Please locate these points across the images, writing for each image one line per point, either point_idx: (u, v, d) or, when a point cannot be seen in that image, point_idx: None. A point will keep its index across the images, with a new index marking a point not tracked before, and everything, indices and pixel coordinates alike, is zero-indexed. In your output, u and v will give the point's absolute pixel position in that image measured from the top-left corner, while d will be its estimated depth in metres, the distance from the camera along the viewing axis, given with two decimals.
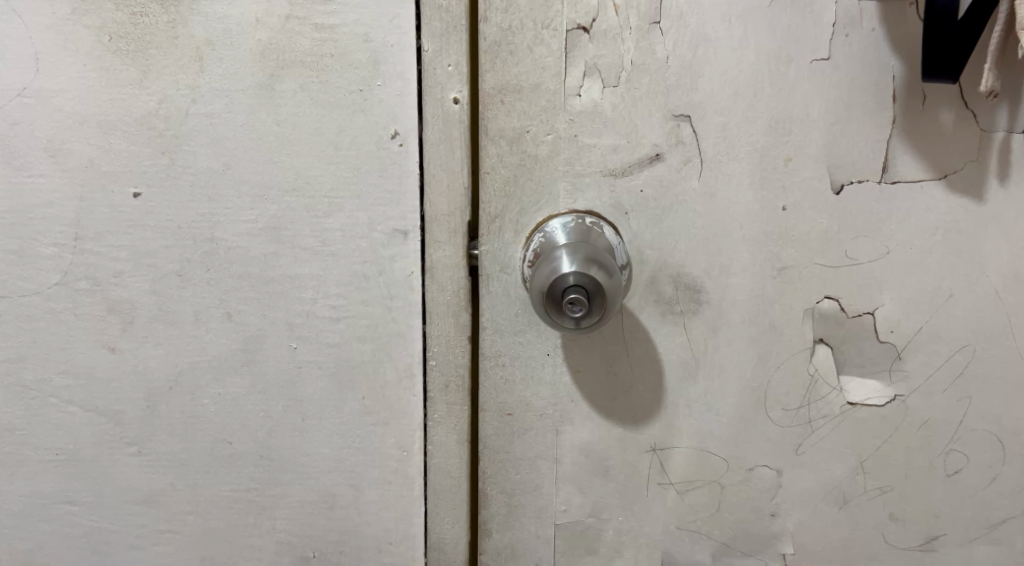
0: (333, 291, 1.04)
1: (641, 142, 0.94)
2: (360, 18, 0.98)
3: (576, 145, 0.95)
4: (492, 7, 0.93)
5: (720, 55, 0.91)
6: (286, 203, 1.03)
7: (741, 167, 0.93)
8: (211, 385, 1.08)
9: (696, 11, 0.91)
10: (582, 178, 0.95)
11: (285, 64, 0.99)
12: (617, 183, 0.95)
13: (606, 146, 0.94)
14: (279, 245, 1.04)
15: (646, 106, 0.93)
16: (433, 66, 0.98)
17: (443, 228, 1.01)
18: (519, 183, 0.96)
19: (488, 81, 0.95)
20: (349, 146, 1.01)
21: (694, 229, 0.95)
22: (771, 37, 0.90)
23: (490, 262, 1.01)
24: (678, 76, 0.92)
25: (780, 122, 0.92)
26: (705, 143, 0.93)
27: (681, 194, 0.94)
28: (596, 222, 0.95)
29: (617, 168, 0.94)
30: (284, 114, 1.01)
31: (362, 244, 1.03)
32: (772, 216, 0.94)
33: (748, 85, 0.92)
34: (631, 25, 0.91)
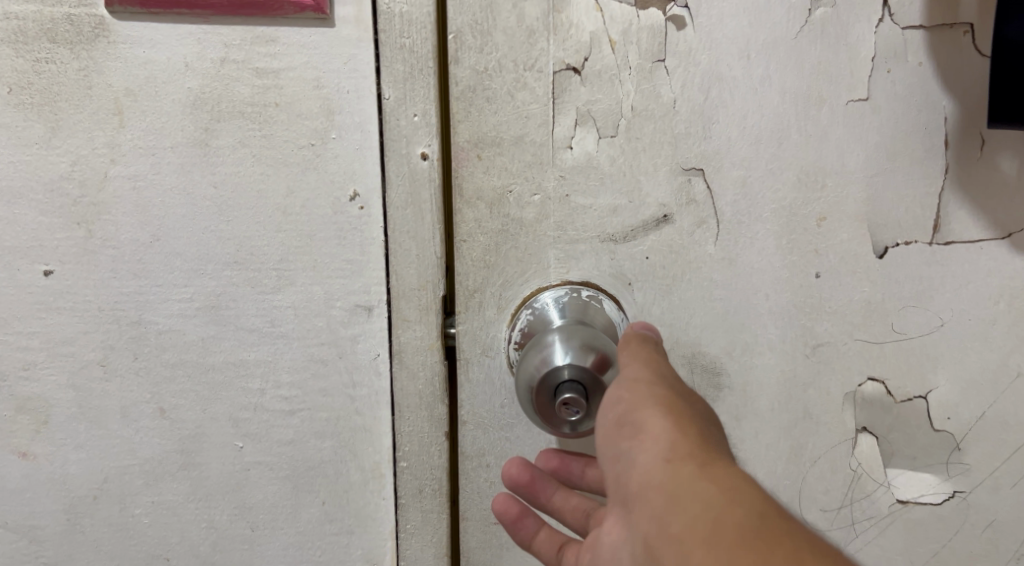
0: (285, 380, 0.89)
1: (646, 202, 0.84)
2: (309, 61, 0.84)
3: (568, 207, 0.84)
4: (464, 47, 0.82)
5: (738, 98, 0.82)
6: (227, 278, 0.87)
7: (766, 228, 0.83)
8: (143, 493, 0.92)
9: (708, 48, 0.81)
10: (578, 246, 0.85)
11: (222, 115, 0.84)
12: (617, 249, 0.84)
13: (603, 208, 0.84)
14: (220, 327, 0.88)
15: (650, 159, 0.83)
16: (396, 117, 0.84)
17: (413, 305, 0.87)
18: (501, 252, 0.85)
19: (461, 133, 0.84)
20: (299, 210, 0.86)
21: (711, 301, 0.85)
22: (799, 76, 0.82)
23: (469, 346, 0.87)
24: (687, 122, 0.82)
25: (812, 174, 0.83)
26: (721, 201, 0.83)
27: (693, 260, 0.84)
28: (595, 294, 0.85)
29: (619, 233, 0.84)
30: (221, 174, 0.85)
31: (319, 323, 0.88)
32: (803, 285, 0.84)
33: (771, 132, 0.82)
34: (631, 65, 0.82)
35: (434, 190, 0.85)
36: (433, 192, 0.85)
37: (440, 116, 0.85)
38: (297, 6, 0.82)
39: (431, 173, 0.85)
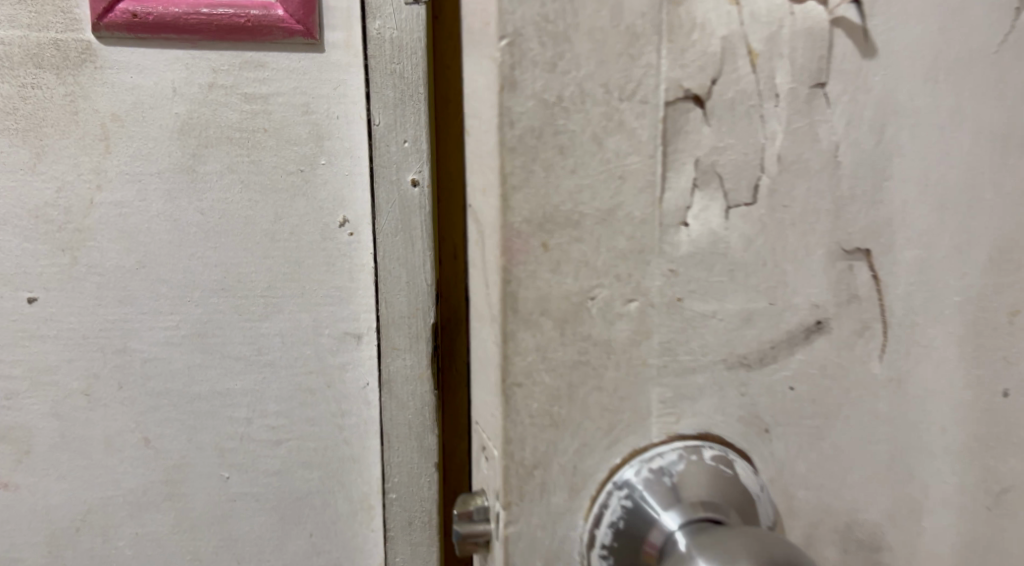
0: (272, 409, 0.88)
1: (792, 305, 0.64)
2: (298, 86, 0.83)
3: (681, 318, 0.63)
4: (527, 59, 0.59)
5: (923, 136, 0.64)
6: (214, 304, 0.86)
7: (951, 333, 0.67)
8: (127, 525, 0.89)
9: (885, 68, 0.63)
10: (690, 381, 0.64)
11: (209, 141, 0.83)
12: (750, 378, 0.64)
13: (731, 316, 0.64)
14: (206, 354, 0.87)
15: (799, 237, 0.64)
16: (386, 143, 0.84)
17: (403, 333, 0.87)
18: (578, 396, 0.62)
19: (515, 212, 0.60)
20: (288, 236, 0.85)
21: (875, 451, 0.67)
22: (999, 107, 0.65)
23: (523, 560, 0.63)
24: (855, 179, 0.64)
25: (1007, 253, 0.67)
26: (895, 295, 0.65)
27: (859, 388, 0.66)
28: (722, 455, 0.64)
29: (754, 358, 0.64)
30: (209, 201, 0.84)
31: (306, 351, 0.87)
32: (993, 408, 0.68)
33: (961, 186, 0.65)
34: (777, 90, 0.62)
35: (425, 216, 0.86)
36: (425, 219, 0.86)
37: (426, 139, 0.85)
38: (286, 31, 0.82)
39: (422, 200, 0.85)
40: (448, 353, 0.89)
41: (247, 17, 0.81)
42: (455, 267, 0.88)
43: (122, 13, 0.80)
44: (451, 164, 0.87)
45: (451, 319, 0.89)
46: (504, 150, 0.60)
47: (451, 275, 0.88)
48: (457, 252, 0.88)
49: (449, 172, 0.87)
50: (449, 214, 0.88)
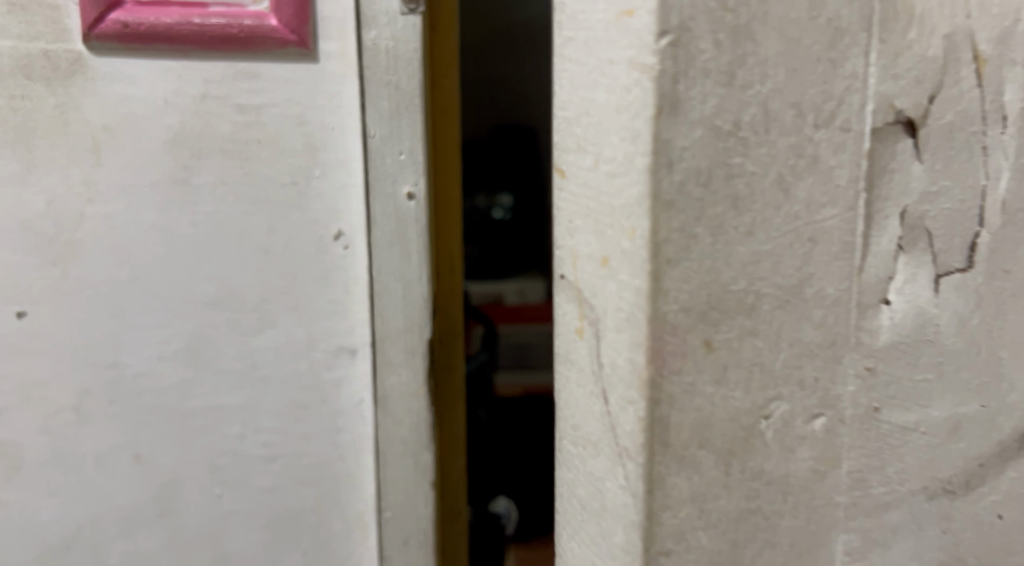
0: (265, 425, 0.87)
1: (1003, 407, 0.66)
2: (293, 97, 0.82)
3: (875, 430, 0.64)
4: (696, 83, 0.58)
5: None
6: (207, 319, 0.85)
7: None
8: (118, 542, 0.87)
9: None
10: (884, 468, 0.64)
11: (203, 153, 0.82)
12: (954, 504, 0.66)
13: (934, 426, 0.65)
14: (199, 370, 0.86)
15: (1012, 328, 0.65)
16: (381, 154, 0.82)
17: (399, 349, 0.85)
18: (763, 495, 0.63)
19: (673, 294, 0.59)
20: (282, 250, 0.84)
21: None
22: None
23: None
24: None
25: None
26: None
27: None
28: None
29: (957, 484, 0.66)
30: (201, 214, 0.83)
31: (300, 366, 0.86)
32: None
33: None
34: (1004, 112, 0.63)
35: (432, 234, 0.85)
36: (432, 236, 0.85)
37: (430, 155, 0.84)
38: (279, 41, 0.80)
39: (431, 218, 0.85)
40: (446, 365, 0.90)
41: (240, 27, 0.79)
42: (453, 280, 0.89)
43: (114, 23, 0.79)
44: (449, 177, 0.88)
45: (450, 331, 0.89)
46: (658, 205, 0.59)
47: (450, 288, 0.88)
48: (453, 265, 0.89)
49: (447, 185, 0.88)
50: (445, 227, 0.88)
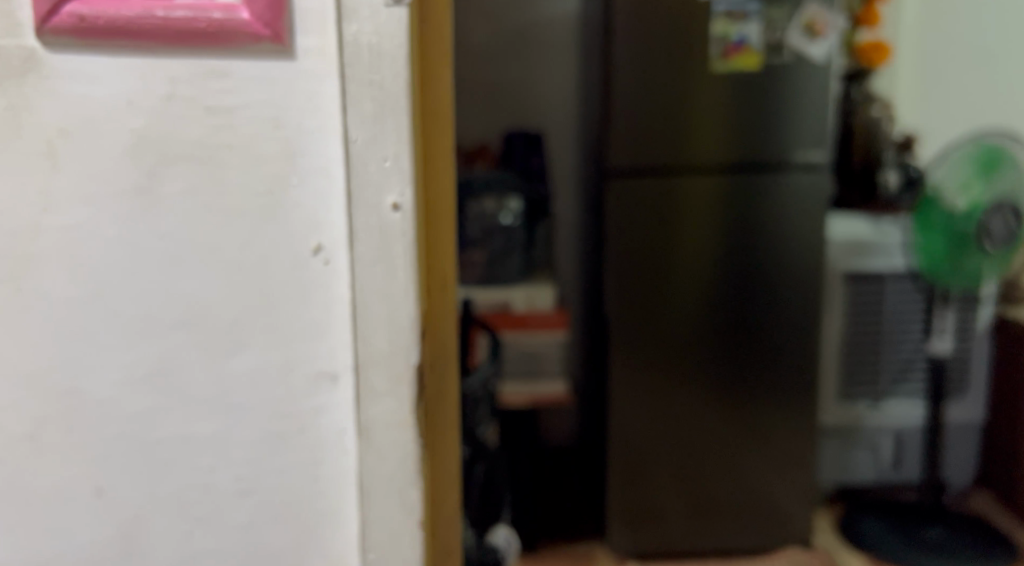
0: (239, 456, 0.79)
1: None
2: (267, 98, 0.74)
3: None
4: None
5: None
6: (175, 340, 0.77)
7: None
8: None
9: None
10: None
11: (168, 159, 0.75)
12: None
13: None
14: (165, 397, 0.78)
15: None
16: (364, 161, 0.74)
17: (383, 375, 0.77)
18: None
19: None
20: (256, 265, 0.76)
21: None
22: None
23: None
24: None
25: None
26: None
27: None
28: None
29: None
30: (167, 226, 0.75)
31: (277, 393, 0.78)
32: None
33: None
34: None
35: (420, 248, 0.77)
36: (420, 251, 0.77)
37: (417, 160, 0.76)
38: (252, 37, 0.73)
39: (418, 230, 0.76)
40: (436, 394, 0.81)
41: (208, 21, 0.73)
42: (444, 299, 0.80)
43: (69, 16, 0.72)
44: (441, 185, 0.79)
45: (442, 356, 0.80)
46: None
47: (441, 309, 0.80)
48: (445, 281, 0.80)
49: (439, 194, 0.79)
50: (437, 241, 0.79)
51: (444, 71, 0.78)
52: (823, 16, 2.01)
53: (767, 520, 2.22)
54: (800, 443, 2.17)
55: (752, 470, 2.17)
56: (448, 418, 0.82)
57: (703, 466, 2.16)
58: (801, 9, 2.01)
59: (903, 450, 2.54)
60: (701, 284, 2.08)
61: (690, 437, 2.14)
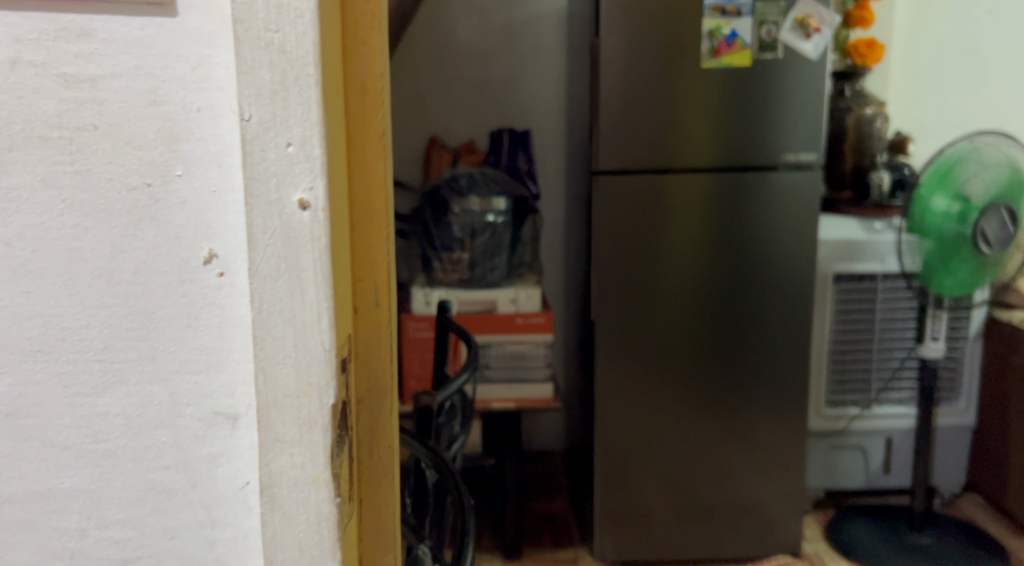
0: (114, 516, 0.63)
1: None
2: (138, 63, 0.58)
3: None
4: None
5: None
6: (24, 371, 0.61)
7: None
8: None
9: None
10: None
11: (14, 140, 0.59)
12: None
13: None
14: (16, 443, 0.62)
15: None
16: (258, 145, 0.57)
17: (289, 420, 0.60)
18: None
19: None
20: (129, 277, 0.61)
21: None
22: None
23: None
24: None
25: None
26: None
27: None
28: None
29: None
30: (15, 225, 0.60)
31: (162, 437, 0.62)
32: None
33: None
34: None
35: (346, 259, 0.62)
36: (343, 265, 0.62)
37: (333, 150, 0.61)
38: None
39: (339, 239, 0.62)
40: (369, 434, 0.68)
41: None
42: (373, 321, 0.67)
43: None
44: (372, 181, 0.65)
45: (377, 388, 0.67)
46: None
47: (373, 331, 0.67)
48: (380, 299, 0.67)
49: (369, 191, 0.65)
50: (364, 250, 0.66)
51: (368, 42, 0.64)
52: (819, 13, 2.13)
53: (756, 520, 2.35)
54: (786, 447, 2.32)
55: (744, 471, 2.32)
56: (385, 462, 0.69)
57: (690, 460, 2.31)
58: (794, 6, 2.13)
59: (890, 455, 2.72)
60: (693, 288, 2.23)
61: (680, 432, 2.29)
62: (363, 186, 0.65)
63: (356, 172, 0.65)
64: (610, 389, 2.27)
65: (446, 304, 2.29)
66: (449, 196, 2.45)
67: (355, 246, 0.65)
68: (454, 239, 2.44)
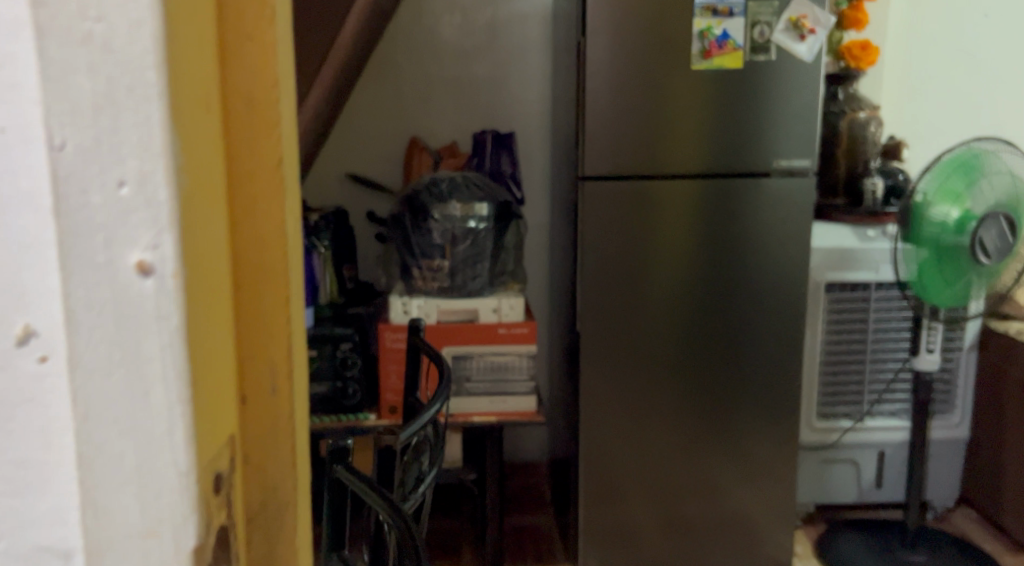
0: None
1: None
2: None
3: None
4: None
5: None
6: None
7: None
8: None
9: None
10: None
11: None
12: None
13: None
14: None
15: None
16: (87, 189, 0.51)
17: (137, 520, 0.53)
18: None
19: None
20: None
21: None
22: None
23: None
24: None
25: None
26: None
27: None
28: None
29: None
30: None
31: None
32: None
33: None
34: None
35: (219, 322, 0.55)
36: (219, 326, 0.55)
37: (199, 192, 0.53)
38: None
39: (207, 298, 0.54)
40: (264, 521, 0.60)
41: None
42: (268, 377, 0.59)
43: None
44: (263, 220, 0.58)
45: (276, 466, 0.60)
46: None
47: (265, 397, 0.59)
48: (272, 355, 0.59)
49: (259, 232, 0.58)
50: (253, 299, 0.58)
51: (257, 47, 0.56)
52: (814, 14, 2.02)
53: (743, 532, 2.23)
54: (774, 458, 2.22)
55: (726, 480, 2.20)
56: (288, 536, 0.61)
57: (672, 473, 2.19)
58: (788, 6, 2.02)
59: (882, 470, 2.65)
60: (669, 298, 2.11)
61: (671, 450, 2.18)
62: (252, 231, 0.58)
63: (242, 217, 0.57)
64: (585, 405, 2.14)
65: (417, 321, 2.22)
66: (427, 203, 2.36)
67: (245, 295, 0.58)
68: (432, 246, 2.36)
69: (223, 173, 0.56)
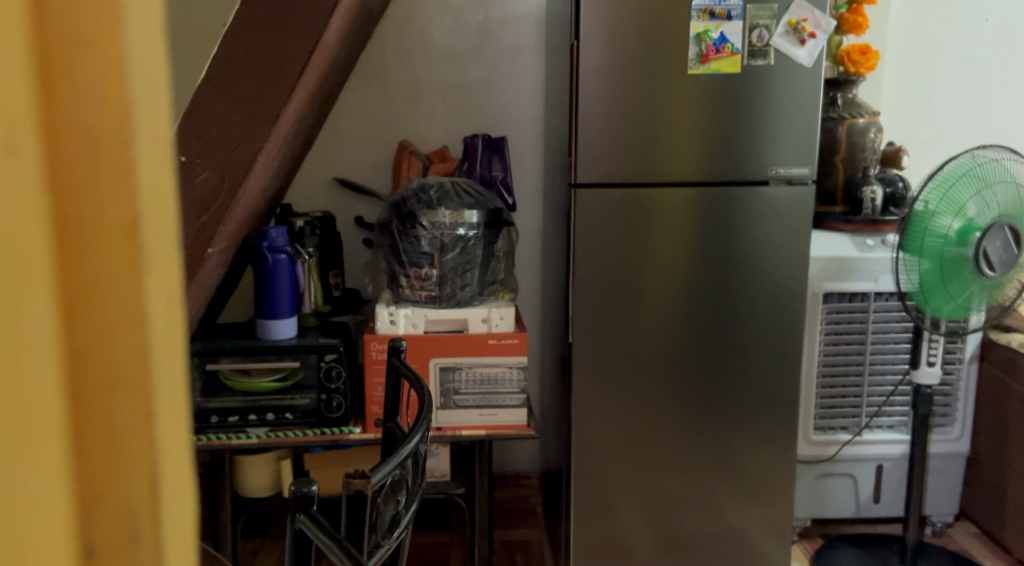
0: None
1: None
2: None
3: None
4: None
5: None
6: None
7: None
8: None
9: None
10: None
11: None
12: None
13: None
14: None
15: None
16: None
17: None
18: None
19: None
20: None
21: None
22: None
23: None
24: None
25: None
26: None
27: None
28: None
29: None
30: None
31: None
32: None
33: None
34: None
35: (46, 408, 0.48)
36: (44, 412, 0.48)
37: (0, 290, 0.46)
38: None
39: (12, 389, 0.47)
40: None
41: None
42: (119, 488, 0.50)
43: None
44: (99, 315, 0.49)
45: None
46: None
47: (108, 519, 0.50)
48: (107, 473, 0.50)
49: (100, 328, 0.49)
50: (95, 406, 0.50)
51: (94, 57, 0.47)
52: (813, 18, 2.20)
53: (737, 547, 2.48)
54: (775, 472, 2.44)
55: (730, 498, 2.44)
56: None
57: (677, 486, 2.42)
58: (788, 11, 2.21)
59: (881, 482, 3.00)
60: (676, 315, 2.33)
61: (664, 448, 2.40)
62: (95, 321, 0.49)
63: (83, 308, 0.49)
64: (593, 416, 2.37)
65: (398, 340, 2.13)
66: (417, 210, 2.50)
67: (88, 396, 0.49)
68: (424, 250, 2.48)
69: (42, 260, 0.48)
